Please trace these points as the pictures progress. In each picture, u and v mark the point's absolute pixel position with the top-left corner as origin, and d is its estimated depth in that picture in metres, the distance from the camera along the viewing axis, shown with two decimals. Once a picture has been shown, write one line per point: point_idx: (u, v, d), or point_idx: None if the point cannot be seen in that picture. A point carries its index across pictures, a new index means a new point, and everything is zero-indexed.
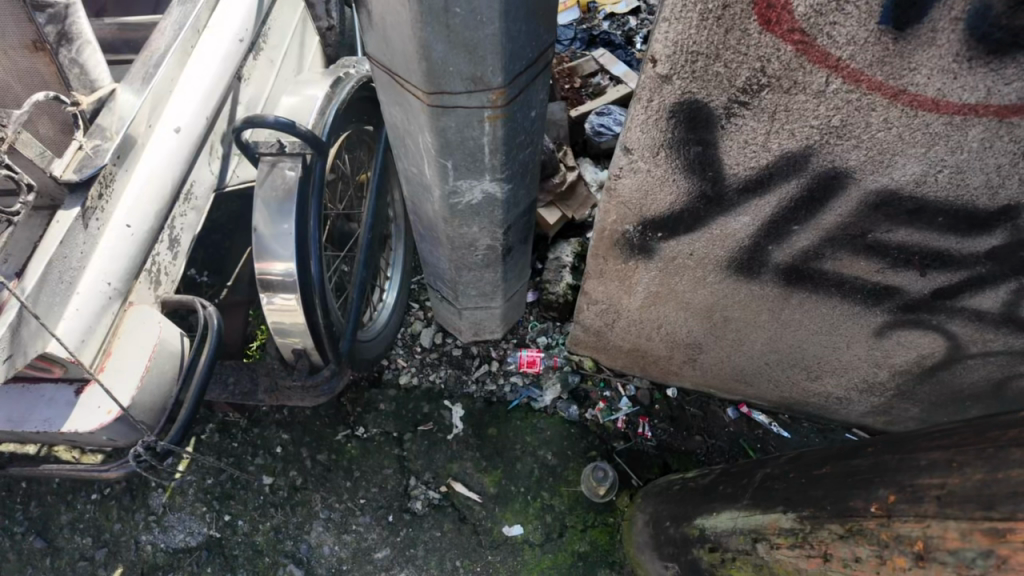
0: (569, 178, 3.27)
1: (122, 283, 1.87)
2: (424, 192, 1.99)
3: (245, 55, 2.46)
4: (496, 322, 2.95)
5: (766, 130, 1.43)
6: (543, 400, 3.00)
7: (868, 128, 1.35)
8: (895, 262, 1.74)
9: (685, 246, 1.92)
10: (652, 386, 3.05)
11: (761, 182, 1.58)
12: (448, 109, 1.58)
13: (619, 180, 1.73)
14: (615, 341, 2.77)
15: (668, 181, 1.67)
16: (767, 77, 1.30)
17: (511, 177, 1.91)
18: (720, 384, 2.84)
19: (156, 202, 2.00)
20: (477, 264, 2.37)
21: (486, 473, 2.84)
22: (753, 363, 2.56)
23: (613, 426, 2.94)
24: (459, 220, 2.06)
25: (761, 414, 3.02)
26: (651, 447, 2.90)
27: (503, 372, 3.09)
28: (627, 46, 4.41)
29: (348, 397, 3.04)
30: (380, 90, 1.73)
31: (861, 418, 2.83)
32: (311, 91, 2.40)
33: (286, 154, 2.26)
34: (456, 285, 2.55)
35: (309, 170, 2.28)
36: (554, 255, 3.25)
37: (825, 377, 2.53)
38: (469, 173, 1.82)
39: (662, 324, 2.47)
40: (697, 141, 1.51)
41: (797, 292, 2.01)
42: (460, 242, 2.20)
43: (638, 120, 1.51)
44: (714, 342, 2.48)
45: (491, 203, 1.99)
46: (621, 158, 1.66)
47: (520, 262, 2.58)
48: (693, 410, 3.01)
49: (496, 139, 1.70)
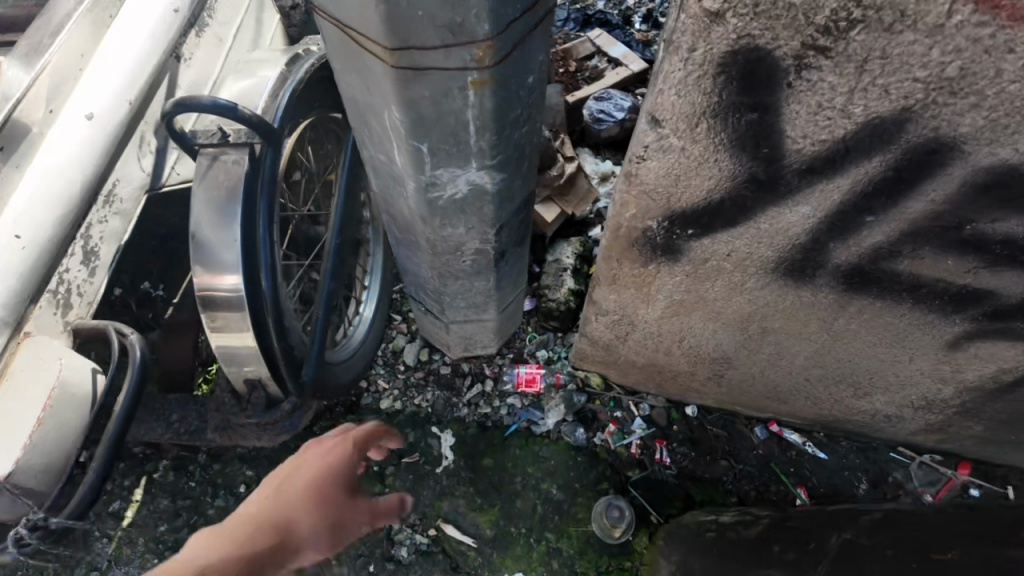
0: (567, 170, 2.90)
1: (7, 310, 1.49)
2: (397, 187, 1.61)
3: (184, 29, 2.07)
4: (490, 336, 2.56)
5: (848, 88, 1.06)
6: (545, 424, 2.62)
7: (998, 79, 0.97)
8: (994, 261, 1.36)
9: (723, 245, 1.55)
10: (669, 405, 2.67)
11: (832, 159, 1.21)
12: (419, 72, 1.19)
13: (641, 164, 1.37)
14: (626, 356, 2.38)
15: (707, 162, 1.30)
16: (861, 9, 0.93)
17: (504, 164, 1.53)
18: (749, 401, 2.47)
19: (61, 206, 1.60)
20: (465, 270, 1.98)
21: (481, 512, 2.45)
22: (791, 379, 2.20)
23: (626, 452, 2.57)
24: (441, 219, 1.68)
25: (793, 434, 2.65)
26: (671, 476, 2.52)
27: (498, 393, 2.70)
28: (625, 26, 4.04)
29: (321, 426, 2.65)
30: (334, 55, 1.34)
31: (909, 436, 2.47)
32: (265, 72, 2.02)
33: (230, 145, 1.86)
34: (441, 297, 2.16)
35: (258, 163, 1.88)
36: (553, 257, 2.88)
37: (874, 393, 2.16)
38: (450, 159, 1.44)
39: (685, 338, 2.09)
40: (752, 106, 1.15)
41: (857, 298, 1.64)
42: (444, 246, 1.82)
43: (673, 79, 1.15)
44: (747, 357, 2.11)
45: (480, 198, 1.61)
46: (646, 133, 1.29)
47: (516, 267, 2.19)
48: (716, 430, 2.64)
49: (484, 113, 1.32)
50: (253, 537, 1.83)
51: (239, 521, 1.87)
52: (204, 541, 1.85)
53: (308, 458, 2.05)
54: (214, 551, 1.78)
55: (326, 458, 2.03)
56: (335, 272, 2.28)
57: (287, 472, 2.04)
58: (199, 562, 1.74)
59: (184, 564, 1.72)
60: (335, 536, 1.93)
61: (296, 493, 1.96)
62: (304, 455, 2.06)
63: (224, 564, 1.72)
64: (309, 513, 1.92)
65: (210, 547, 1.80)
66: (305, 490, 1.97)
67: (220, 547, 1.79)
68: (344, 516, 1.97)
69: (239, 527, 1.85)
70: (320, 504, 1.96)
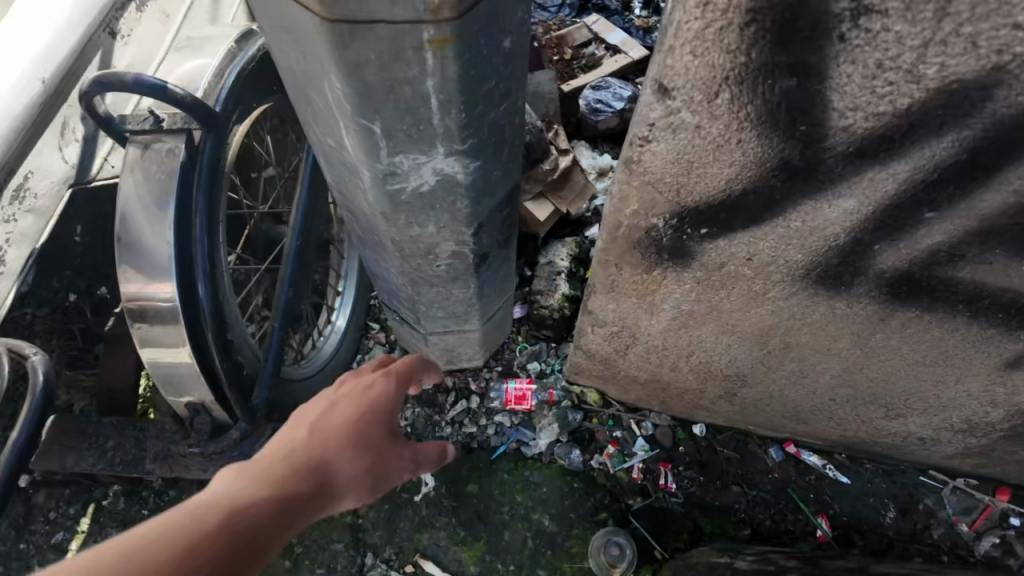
0: (561, 163, 2.64)
1: None
2: (352, 178, 1.34)
3: (117, 3, 1.85)
4: (475, 347, 2.29)
5: (924, 39, 0.79)
6: (537, 446, 2.35)
7: None
8: None
9: (742, 248, 1.29)
10: (675, 423, 2.40)
11: (890, 137, 0.95)
12: (357, 28, 0.93)
13: (645, 147, 1.10)
14: (627, 371, 2.12)
15: (727, 144, 1.03)
16: None
17: (479, 149, 1.26)
18: (764, 420, 2.21)
19: None
20: (440, 277, 1.71)
21: (464, 547, 2.20)
22: (814, 398, 1.93)
23: (627, 477, 2.30)
24: (406, 216, 1.41)
25: (812, 455, 2.38)
26: (677, 505, 2.26)
27: (485, 411, 2.43)
28: (624, 12, 3.76)
29: None
30: (262, 13, 1.08)
31: (944, 459, 2.21)
32: (213, 52, 1.77)
33: (164, 131, 1.59)
34: (417, 306, 1.90)
35: (197, 153, 1.61)
36: (546, 260, 2.61)
37: (909, 415, 1.90)
38: (410, 143, 1.18)
39: (694, 353, 1.83)
40: (790, 67, 0.89)
41: (902, 310, 1.37)
42: (414, 249, 1.55)
43: (687, 32, 0.89)
44: (764, 374, 1.85)
45: (450, 192, 1.34)
46: (653, 107, 1.03)
47: (501, 272, 1.92)
48: (727, 452, 2.37)
49: (447, 83, 1.05)
50: (277, 476, 1.24)
51: (277, 467, 1.26)
52: (251, 478, 1.22)
53: (344, 392, 1.46)
54: (258, 494, 1.18)
55: (375, 391, 1.47)
56: (296, 277, 2.01)
57: (312, 411, 1.41)
58: (240, 509, 1.12)
59: (205, 506, 1.10)
60: (371, 475, 1.38)
61: (336, 425, 1.38)
62: (340, 386, 1.49)
63: (221, 526, 1.06)
64: (346, 452, 1.35)
65: (241, 484, 1.19)
66: (356, 417, 1.42)
67: (255, 483, 1.21)
68: (387, 462, 1.41)
69: (266, 466, 1.26)
70: (354, 443, 1.38)
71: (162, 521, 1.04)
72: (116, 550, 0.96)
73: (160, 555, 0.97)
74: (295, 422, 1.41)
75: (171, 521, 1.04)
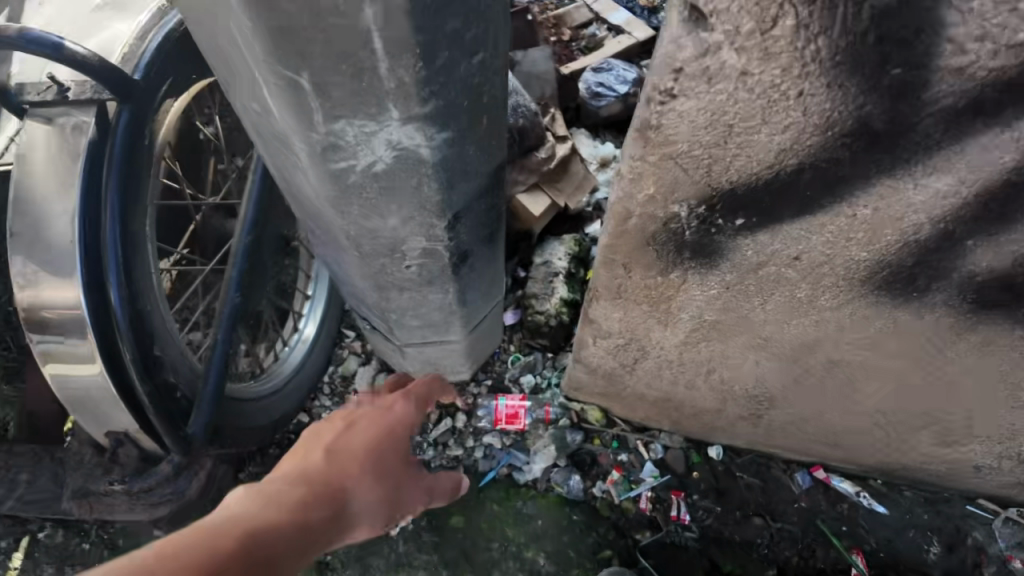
0: (558, 152, 2.36)
1: None
2: (290, 153, 1.06)
3: None
4: (460, 360, 1.99)
5: None
6: (531, 472, 2.06)
7: None
8: None
9: (781, 245, 1.02)
10: (688, 445, 2.11)
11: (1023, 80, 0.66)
12: None
13: (666, 106, 0.82)
14: (634, 389, 1.83)
15: (780, 98, 0.76)
16: None
17: (447, 115, 0.97)
18: (791, 444, 1.92)
19: None
20: (411, 280, 1.41)
21: None
22: (855, 422, 1.64)
23: (634, 508, 2.02)
24: (359, 201, 1.12)
25: (844, 481, 2.08)
26: (692, 540, 1.98)
27: (472, 432, 2.13)
28: None
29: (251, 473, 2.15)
30: None
31: (999, 488, 1.92)
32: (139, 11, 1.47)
33: (71, 104, 1.29)
34: (387, 314, 1.60)
35: (111, 129, 1.31)
36: (542, 260, 2.32)
37: (968, 442, 1.61)
38: (353, 103, 0.89)
39: (715, 370, 1.54)
40: None
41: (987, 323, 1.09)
42: (376, 245, 1.26)
43: None
44: (798, 395, 1.56)
45: (414, 172, 1.05)
46: (676, 49, 0.75)
47: (487, 274, 1.63)
48: (748, 478, 2.08)
49: (394, 14, 0.77)
50: (305, 493, 1.22)
51: (299, 484, 1.23)
52: (294, 482, 1.24)
53: (361, 415, 1.45)
54: (288, 510, 1.15)
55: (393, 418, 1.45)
56: (248, 279, 1.71)
57: (331, 430, 1.40)
58: (267, 522, 1.10)
59: (244, 515, 1.09)
60: (386, 501, 1.37)
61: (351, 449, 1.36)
62: (353, 408, 1.47)
63: (262, 538, 1.06)
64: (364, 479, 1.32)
65: (264, 499, 1.15)
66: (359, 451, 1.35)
67: (282, 495, 1.18)
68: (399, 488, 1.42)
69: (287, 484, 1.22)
70: (373, 468, 1.37)
71: (194, 530, 1.00)
72: (164, 549, 0.93)
73: (206, 559, 0.95)
74: (309, 439, 1.37)
75: (190, 539, 0.97)
